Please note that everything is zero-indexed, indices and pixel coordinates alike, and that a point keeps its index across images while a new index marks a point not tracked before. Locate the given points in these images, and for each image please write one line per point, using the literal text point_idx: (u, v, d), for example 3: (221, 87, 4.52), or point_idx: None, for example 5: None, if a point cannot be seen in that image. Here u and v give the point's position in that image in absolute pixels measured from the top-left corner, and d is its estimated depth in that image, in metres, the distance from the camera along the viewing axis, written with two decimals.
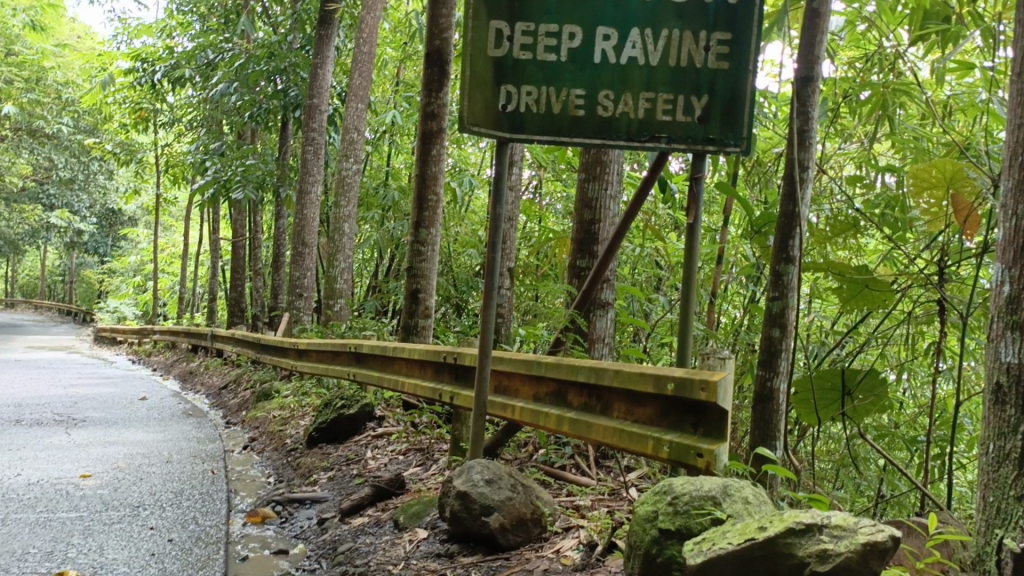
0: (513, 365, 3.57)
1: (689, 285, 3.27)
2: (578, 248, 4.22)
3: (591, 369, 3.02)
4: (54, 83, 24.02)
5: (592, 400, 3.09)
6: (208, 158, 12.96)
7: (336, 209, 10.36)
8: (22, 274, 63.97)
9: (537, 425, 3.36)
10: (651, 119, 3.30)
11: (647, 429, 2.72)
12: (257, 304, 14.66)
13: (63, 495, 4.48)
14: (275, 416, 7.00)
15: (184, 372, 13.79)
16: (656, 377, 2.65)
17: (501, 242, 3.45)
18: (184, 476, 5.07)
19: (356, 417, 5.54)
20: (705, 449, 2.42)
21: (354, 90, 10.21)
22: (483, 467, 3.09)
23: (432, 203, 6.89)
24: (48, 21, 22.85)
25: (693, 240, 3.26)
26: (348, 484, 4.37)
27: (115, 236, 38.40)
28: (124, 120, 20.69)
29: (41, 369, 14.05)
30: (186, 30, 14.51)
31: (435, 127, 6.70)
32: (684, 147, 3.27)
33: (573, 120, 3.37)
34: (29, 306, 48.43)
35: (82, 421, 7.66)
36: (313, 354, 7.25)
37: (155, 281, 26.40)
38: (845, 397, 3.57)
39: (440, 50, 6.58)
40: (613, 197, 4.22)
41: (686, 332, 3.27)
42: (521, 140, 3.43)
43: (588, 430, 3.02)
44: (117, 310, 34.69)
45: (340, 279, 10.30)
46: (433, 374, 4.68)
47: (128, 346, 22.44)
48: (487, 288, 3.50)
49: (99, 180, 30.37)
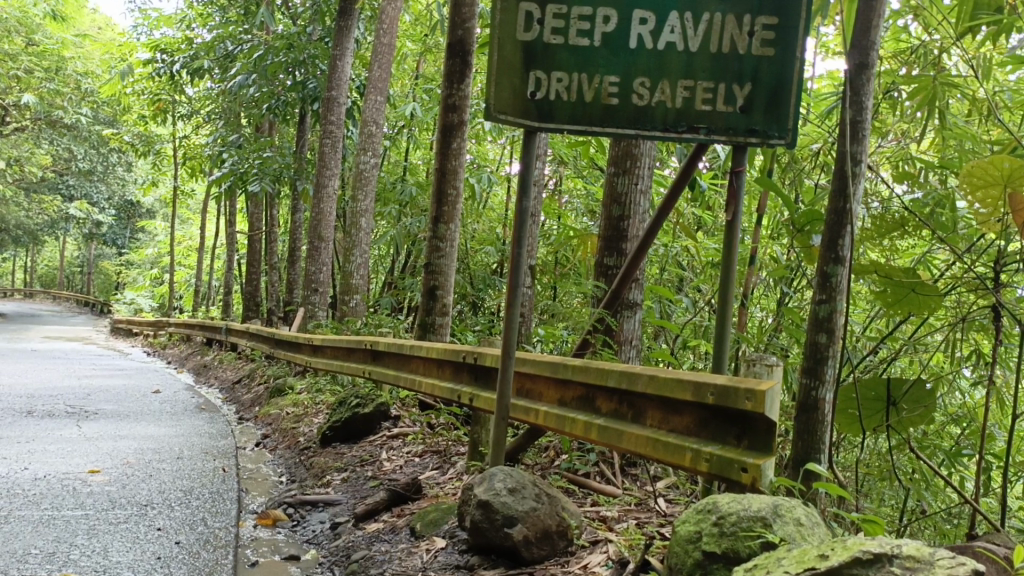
0: (538, 367, 3.40)
1: (728, 285, 3.07)
2: (606, 246, 4.04)
3: (622, 373, 2.84)
4: (73, 74, 24.05)
5: (623, 406, 2.91)
6: (225, 151, 12.85)
7: (353, 203, 10.22)
8: (42, 264, 64.47)
9: (563, 431, 3.18)
10: (689, 108, 3.10)
11: (684, 440, 2.53)
12: (273, 299, 14.58)
13: (69, 491, 4.34)
14: (288, 413, 6.87)
15: (198, 365, 13.72)
16: (696, 385, 2.46)
17: (527, 238, 3.28)
18: (194, 474, 4.93)
19: (371, 416, 5.38)
20: (750, 463, 2.23)
21: (373, 82, 10.07)
22: (506, 475, 2.92)
23: (452, 197, 6.72)
24: (70, 12, 22.91)
25: (732, 238, 3.07)
26: (362, 487, 4.21)
27: (133, 229, 38.61)
28: (143, 112, 20.70)
29: (55, 360, 14.01)
30: (205, 21, 14.45)
31: (456, 119, 6.54)
32: (724, 138, 3.08)
33: (606, 109, 3.18)
34: (48, 296, 48.89)
35: (93, 413, 7.55)
36: (328, 350, 7.11)
37: (171, 273, 26.44)
38: (889, 407, 3.38)
39: (462, 41, 6.40)
40: (643, 192, 4.02)
41: (724, 336, 3.08)
42: (550, 129, 3.25)
43: (618, 438, 2.84)
44: (134, 301, 34.81)
45: (356, 274, 10.16)
46: (451, 373, 4.51)
47: (143, 338, 22.46)
48: (511, 286, 3.32)
49: (117, 171, 30.48)
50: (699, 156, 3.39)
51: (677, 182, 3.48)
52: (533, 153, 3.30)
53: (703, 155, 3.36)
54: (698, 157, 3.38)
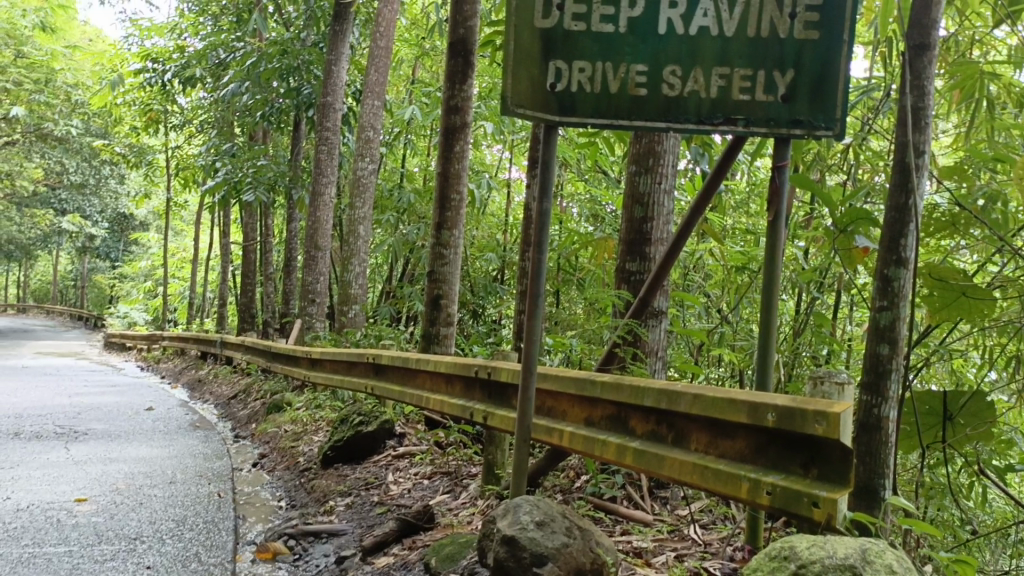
0: (561, 384, 3.11)
1: (772, 293, 2.79)
2: (628, 250, 3.77)
3: (661, 392, 2.55)
4: (63, 85, 23.66)
5: (661, 428, 2.61)
6: (218, 160, 12.54)
7: (350, 211, 9.93)
8: (35, 278, 63.80)
9: (593, 456, 2.89)
10: (726, 99, 2.82)
11: (738, 468, 2.24)
12: (268, 311, 14.27)
13: (52, 524, 4.03)
14: (287, 431, 6.56)
15: (192, 380, 13.38)
16: (751, 406, 2.17)
17: (548, 242, 2.99)
18: (188, 500, 4.62)
19: (375, 435, 5.09)
20: (823, 497, 1.94)
21: (370, 86, 9.79)
22: (532, 508, 2.64)
23: (455, 203, 6.43)
24: (58, 22, 22.58)
25: (777, 240, 2.79)
26: (368, 515, 3.90)
27: (126, 241, 38.30)
28: (135, 123, 20.40)
29: (46, 376, 13.65)
30: (197, 28, 14.16)
31: (459, 121, 6.26)
32: (764, 130, 2.80)
33: (633, 100, 2.89)
34: (41, 311, 48.59)
35: (83, 434, 7.23)
36: (327, 364, 6.81)
37: (165, 287, 26.09)
38: (946, 422, 3.11)
39: (464, 39, 6.12)
40: (667, 192, 3.74)
41: (769, 347, 2.78)
42: (572, 124, 2.96)
43: (657, 463, 2.54)
44: (127, 315, 34.43)
45: (355, 284, 9.85)
46: (461, 389, 4.21)
47: (137, 352, 22.09)
48: (531, 297, 3.03)
49: (110, 183, 30.18)
50: (732, 155, 3.11)
51: (709, 183, 3.19)
52: (553, 152, 3.02)
53: (738, 153, 3.07)
54: (733, 155, 3.10)
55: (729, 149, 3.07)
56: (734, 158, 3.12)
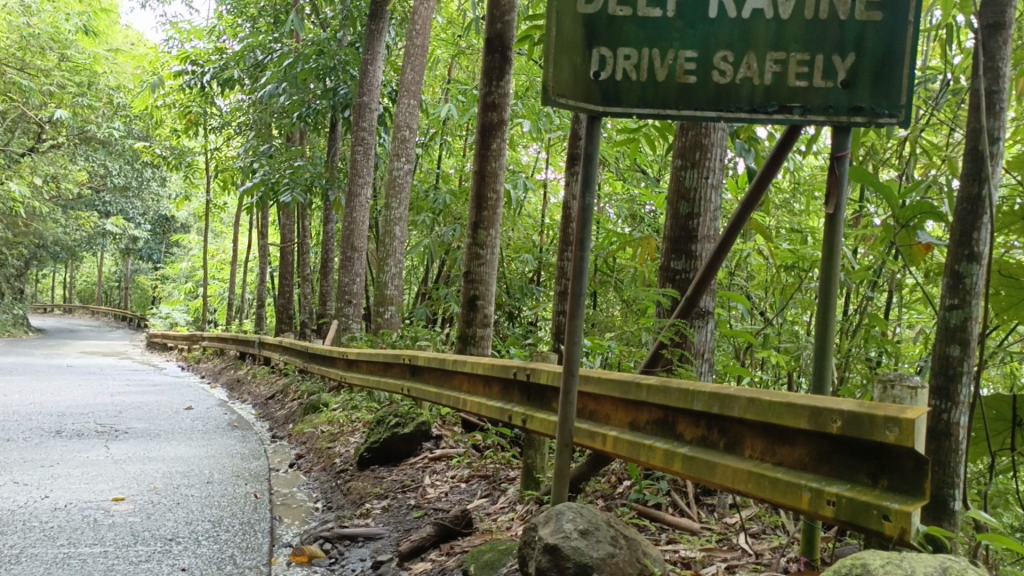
0: (605, 386, 2.99)
1: (829, 288, 2.64)
2: (673, 248, 3.62)
3: (712, 395, 2.42)
4: (106, 88, 24.15)
5: (711, 433, 2.47)
6: (256, 160, 12.61)
7: (386, 212, 9.89)
8: (81, 280, 65.32)
9: (638, 461, 2.76)
10: (781, 85, 2.68)
11: (798, 477, 2.09)
12: (305, 311, 14.33)
13: (89, 524, 4.01)
14: (323, 432, 6.52)
15: (230, 380, 13.49)
16: (814, 410, 2.02)
17: (591, 238, 2.87)
18: (224, 501, 4.58)
19: (411, 437, 5.00)
20: (895, 510, 1.78)
21: (406, 85, 9.73)
22: (576, 515, 2.52)
23: (492, 201, 6.32)
24: (102, 27, 23.02)
25: (835, 234, 2.63)
26: (405, 520, 3.81)
27: (168, 243, 39.01)
28: (176, 125, 20.69)
29: (89, 376, 13.86)
30: (235, 31, 14.28)
31: (496, 118, 6.17)
32: (823, 118, 2.64)
33: (681, 88, 2.76)
34: (87, 311, 49.80)
35: (123, 433, 7.28)
36: (363, 365, 6.76)
37: (205, 288, 26.45)
38: (1014, 428, 2.91)
39: (502, 35, 6.02)
40: (715, 186, 3.58)
41: (827, 348, 2.63)
42: (617, 114, 2.83)
43: (708, 471, 2.41)
44: (169, 315, 35.02)
45: (391, 285, 9.80)
46: (499, 391, 4.10)
47: (177, 352, 22.41)
48: (573, 296, 2.91)
49: (152, 186, 30.72)
50: (786, 148, 2.95)
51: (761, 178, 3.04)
52: (597, 143, 2.89)
53: (791, 146, 2.91)
54: (786, 148, 2.93)
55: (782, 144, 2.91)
56: (787, 151, 2.95)
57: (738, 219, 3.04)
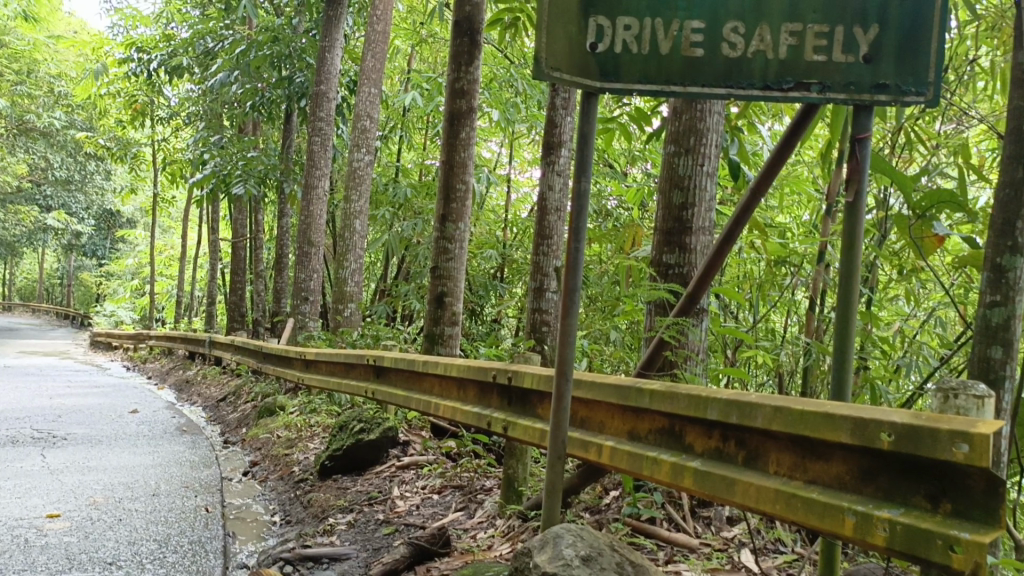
0: (600, 392, 2.71)
1: (850, 285, 2.38)
2: (665, 240, 3.37)
3: (730, 403, 2.15)
4: (46, 76, 23.15)
5: (726, 445, 2.21)
6: (206, 151, 12.07)
7: (345, 205, 9.48)
8: (21, 276, 62.81)
9: (640, 475, 2.49)
10: (797, 60, 2.41)
11: (838, 498, 1.84)
12: (259, 309, 13.81)
13: (19, 545, 3.59)
14: (279, 437, 6.14)
15: (179, 380, 12.93)
16: (858, 422, 1.77)
17: (587, 227, 2.60)
18: (171, 516, 4.18)
19: (377, 444, 4.67)
20: (966, 540, 1.54)
21: (366, 73, 9.34)
22: (576, 540, 2.24)
23: (460, 193, 5.99)
24: (42, 11, 22.02)
25: (857, 227, 2.39)
26: (375, 539, 3.48)
27: (114, 239, 37.76)
28: (121, 116, 19.88)
29: (29, 377, 13.18)
30: (184, 16, 13.67)
31: (464, 105, 5.85)
32: (843, 96, 2.37)
33: (687, 62, 2.50)
34: (26, 308, 48.06)
35: (61, 439, 6.78)
36: (323, 366, 6.39)
37: (153, 285, 25.55)
38: None
39: (470, 18, 5.71)
40: (709, 174, 3.33)
41: (847, 347, 2.37)
42: (616, 91, 2.55)
43: (727, 489, 2.14)
44: (114, 313, 33.84)
45: (350, 281, 9.40)
46: (475, 395, 3.80)
47: (123, 351, 21.59)
48: (565, 293, 2.64)
49: (96, 179, 29.61)
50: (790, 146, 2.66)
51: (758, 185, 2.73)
52: (594, 122, 2.61)
53: (796, 142, 2.63)
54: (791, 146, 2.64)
55: (788, 140, 2.63)
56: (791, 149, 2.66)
57: (735, 225, 2.75)
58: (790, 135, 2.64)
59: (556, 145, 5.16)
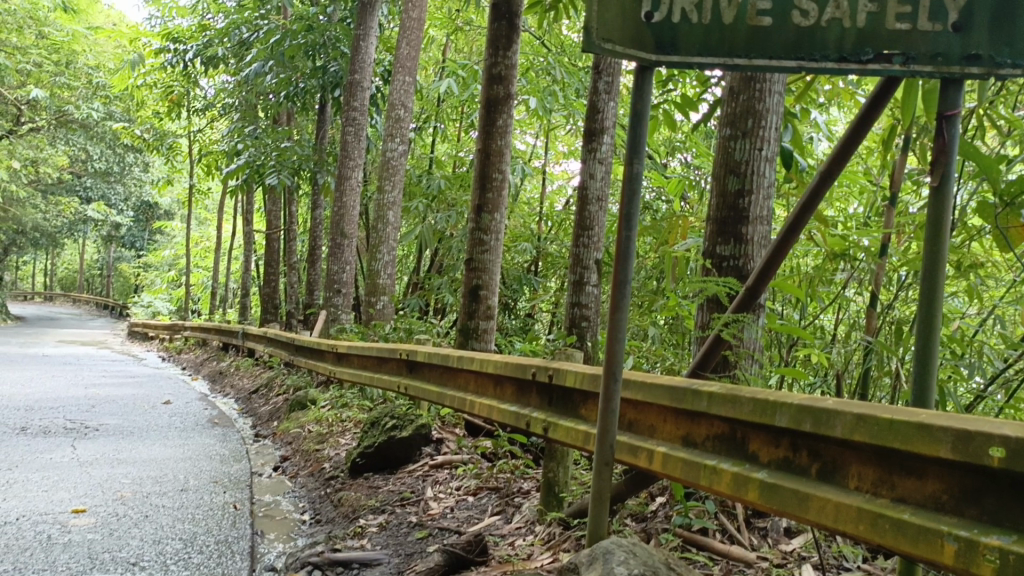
0: (651, 394, 2.51)
1: (935, 279, 2.13)
2: (719, 231, 3.14)
3: (802, 409, 1.93)
4: (84, 68, 23.41)
5: (796, 455, 1.99)
6: (240, 142, 12.02)
7: (379, 196, 9.35)
8: (62, 267, 64.15)
9: (698, 486, 2.28)
10: (878, 28, 2.15)
11: (933, 520, 1.61)
12: (292, 301, 13.78)
13: (42, 543, 3.49)
14: (310, 431, 6.02)
15: (213, 372, 12.95)
16: (961, 435, 1.54)
17: (639, 214, 2.39)
18: (199, 513, 4.06)
19: (409, 441, 4.51)
20: None
21: (400, 61, 9.18)
22: (628, 557, 2.04)
23: (497, 182, 5.80)
24: (81, 4, 22.26)
25: (945, 215, 2.13)
26: (407, 544, 3.31)
27: (151, 231, 38.28)
28: (158, 108, 20.02)
29: (66, 366, 13.31)
30: (220, 7, 13.65)
31: (502, 91, 5.66)
32: (929, 69, 2.08)
33: (753, 32, 2.26)
34: (68, 298, 49.08)
35: (94, 430, 6.74)
36: (355, 360, 6.26)
37: (188, 276, 25.79)
38: None
39: (509, 1, 5.50)
40: (768, 159, 3.09)
41: (932, 345, 2.12)
42: (673, 64, 2.33)
43: (799, 505, 1.92)
44: (151, 304, 34.28)
45: (383, 273, 9.26)
46: (513, 394, 3.61)
47: (159, 341, 21.80)
48: (614, 287, 2.42)
49: (134, 171, 29.96)
50: (855, 139, 2.41)
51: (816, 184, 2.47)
52: (648, 99, 2.40)
53: (865, 131, 2.38)
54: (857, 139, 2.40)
55: (854, 129, 2.39)
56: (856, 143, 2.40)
57: (794, 222, 2.51)
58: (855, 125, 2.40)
59: (598, 132, 4.95)
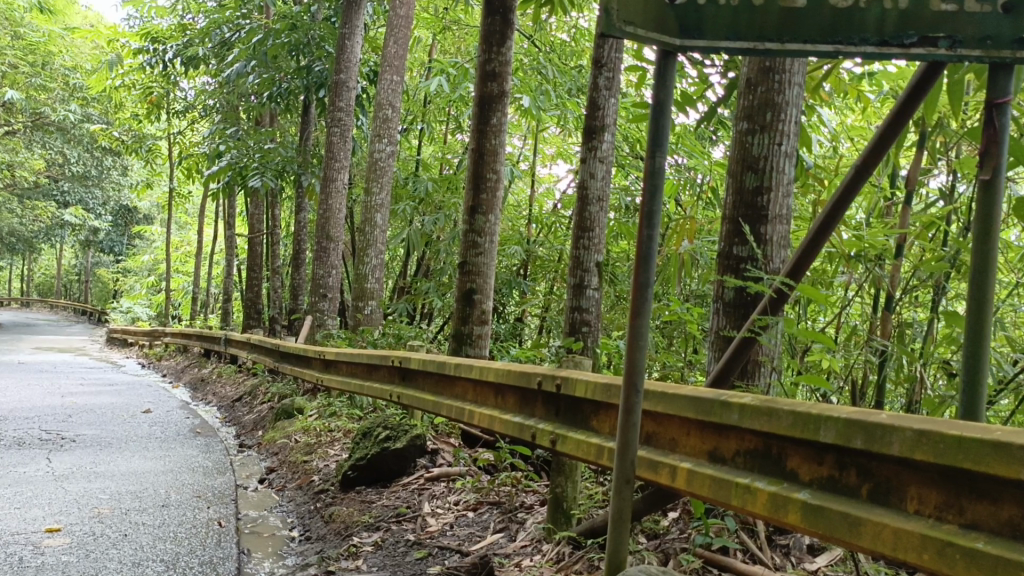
0: (674, 405, 2.33)
1: (982, 283, 1.83)
2: (737, 228, 2.99)
3: (852, 424, 1.76)
4: (61, 69, 22.98)
5: (843, 474, 1.81)
6: (222, 143, 11.75)
7: (366, 198, 9.14)
8: (38, 273, 63.23)
9: (728, 506, 2.10)
10: (921, 9, 1.84)
11: (1013, 550, 1.43)
12: (275, 306, 13.51)
13: (11, 567, 3.24)
14: (298, 441, 5.79)
15: (194, 379, 12.66)
16: None
17: (662, 211, 2.21)
18: (182, 532, 3.83)
19: (403, 454, 4.31)
20: None
21: (388, 60, 8.97)
22: None
23: (491, 183, 5.61)
24: (58, 3, 21.84)
25: (995, 210, 1.83)
26: (407, 565, 3.11)
27: (130, 235, 37.76)
28: (137, 110, 19.66)
29: (41, 373, 12.94)
30: (201, 6, 13.37)
31: (496, 89, 5.48)
32: (977, 54, 1.80)
33: (786, 14, 1.93)
34: (45, 305, 48.39)
35: (70, 441, 6.47)
36: (343, 367, 6.04)
37: (168, 282, 25.36)
38: None
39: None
40: (789, 155, 2.92)
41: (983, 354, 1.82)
42: (697, 50, 2.03)
43: (850, 529, 1.75)
44: (130, 310, 33.75)
45: (371, 277, 9.04)
46: (515, 404, 3.42)
47: (139, 347, 21.43)
48: (635, 290, 2.24)
49: (113, 175, 29.46)
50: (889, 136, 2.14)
51: (849, 182, 2.23)
52: (672, 88, 2.21)
53: (903, 124, 2.12)
54: (892, 134, 2.14)
55: (890, 122, 2.12)
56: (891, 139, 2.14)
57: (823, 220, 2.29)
58: (891, 118, 2.14)
59: (599, 130, 4.77)
